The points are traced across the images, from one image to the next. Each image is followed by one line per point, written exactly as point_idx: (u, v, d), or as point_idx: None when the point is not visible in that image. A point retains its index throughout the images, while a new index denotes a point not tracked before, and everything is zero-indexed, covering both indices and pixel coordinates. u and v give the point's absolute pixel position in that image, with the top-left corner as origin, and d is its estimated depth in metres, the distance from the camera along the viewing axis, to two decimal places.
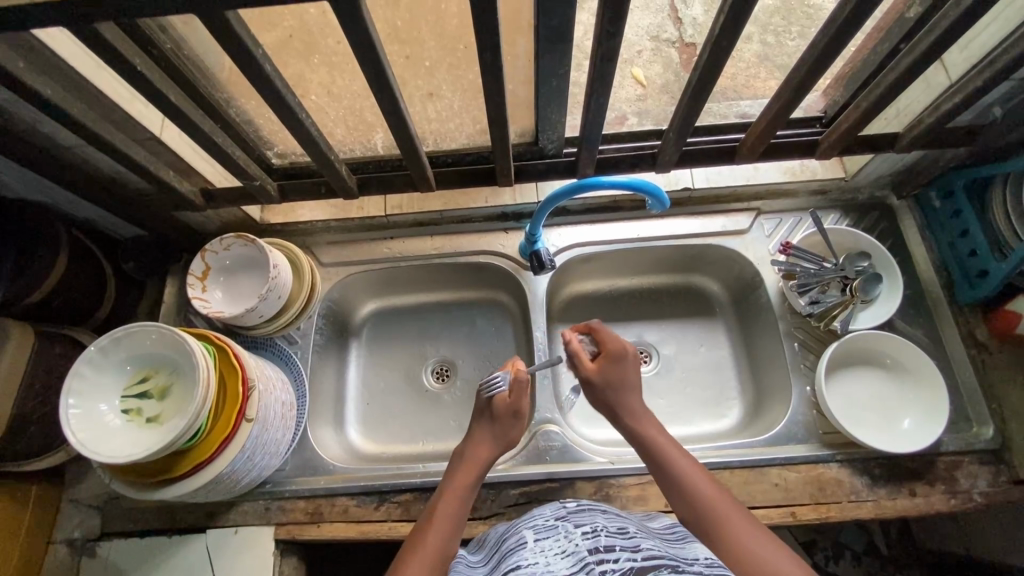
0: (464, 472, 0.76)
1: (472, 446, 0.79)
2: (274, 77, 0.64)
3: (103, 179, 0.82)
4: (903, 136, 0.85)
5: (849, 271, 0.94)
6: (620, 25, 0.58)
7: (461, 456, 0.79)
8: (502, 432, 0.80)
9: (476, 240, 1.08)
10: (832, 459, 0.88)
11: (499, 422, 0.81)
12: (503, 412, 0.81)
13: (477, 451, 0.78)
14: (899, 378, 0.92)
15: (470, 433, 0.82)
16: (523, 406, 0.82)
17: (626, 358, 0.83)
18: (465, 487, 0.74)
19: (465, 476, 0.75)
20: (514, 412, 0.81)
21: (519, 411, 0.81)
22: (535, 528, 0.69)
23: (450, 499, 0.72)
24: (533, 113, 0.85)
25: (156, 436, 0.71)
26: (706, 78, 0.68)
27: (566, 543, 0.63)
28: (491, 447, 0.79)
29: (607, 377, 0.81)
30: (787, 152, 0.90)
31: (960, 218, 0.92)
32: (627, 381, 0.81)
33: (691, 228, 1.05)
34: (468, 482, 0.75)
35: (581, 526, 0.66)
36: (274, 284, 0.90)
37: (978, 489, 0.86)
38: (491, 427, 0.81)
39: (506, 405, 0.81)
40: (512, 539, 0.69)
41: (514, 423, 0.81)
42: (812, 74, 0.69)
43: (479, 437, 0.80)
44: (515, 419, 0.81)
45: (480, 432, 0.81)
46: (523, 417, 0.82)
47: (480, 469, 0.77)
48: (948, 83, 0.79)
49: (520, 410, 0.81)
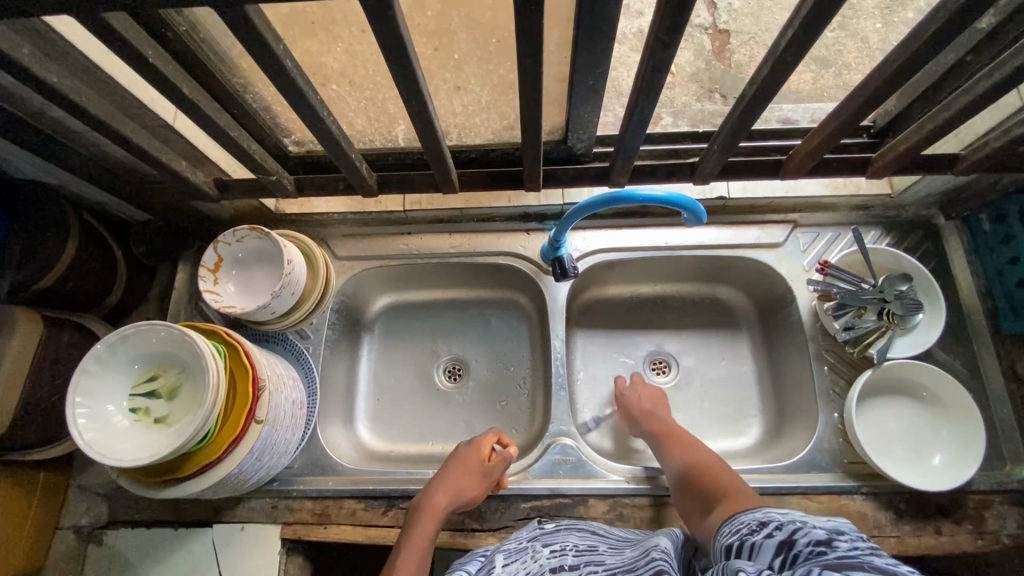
0: (423, 526, 0.75)
1: (433, 494, 0.80)
2: (295, 74, 0.60)
3: (113, 166, 0.79)
4: (964, 158, 0.78)
5: (888, 294, 0.88)
6: (676, 35, 0.53)
7: (419, 509, 0.79)
8: (465, 487, 0.81)
9: (496, 240, 1.04)
10: (856, 491, 0.85)
11: (464, 474, 0.82)
12: (472, 468, 0.82)
13: (434, 501, 0.79)
14: (933, 412, 0.88)
15: (430, 487, 0.82)
16: (491, 471, 0.83)
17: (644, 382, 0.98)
18: (425, 536, 0.74)
19: (422, 525, 0.75)
20: (485, 471, 0.83)
21: (489, 470, 0.83)
22: (507, 552, 0.69)
23: (409, 555, 0.71)
24: (565, 112, 0.80)
25: (165, 439, 0.69)
26: (762, 94, 0.63)
27: (531, 563, 0.64)
28: (451, 497, 0.79)
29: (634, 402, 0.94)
30: (835, 168, 0.84)
31: (1012, 243, 0.87)
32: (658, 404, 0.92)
33: (722, 238, 1.00)
34: (425, 530, 0.75)
35: (550, 547, 0.67)
36: (287, 282, 0.86)
37: (1007, 531, 0.83)
38: (449, 477, 0.82)
39: (476, 462, 0.83)
40: (481, 561, 0.68)
41: (479, 482, 0.82)
42: (879, 94, 0.63)
43: (436, 488, 0.81)
44: (479, 479, 0.82)
45: (439, 482, 0.82)
46: (492, 477, 0.83)
47: (437, 515, 0.77)
48: (1018, 104, 0.73)
49: (489, 472, 0.83)
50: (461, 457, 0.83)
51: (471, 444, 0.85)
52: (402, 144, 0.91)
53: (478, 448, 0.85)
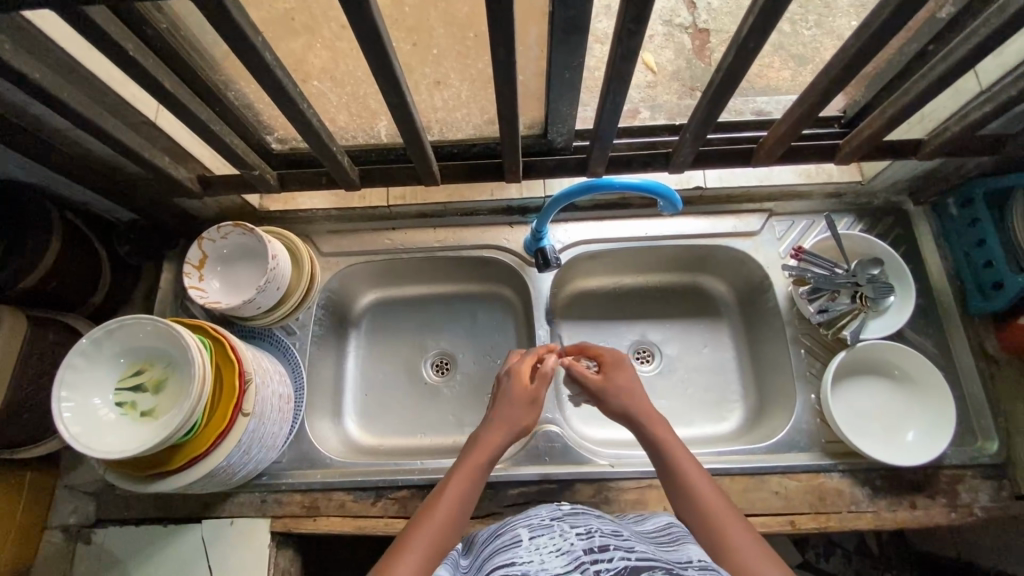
0: (473, 459, 0.69)
1: (489, 429, 0.73)
2: (274, 67, 0.61)
3: (96, 164, 0.79)
4: (928, 142, 0.81)
5: (860, 278, 0.91)
6: (641, 24, 0.55)
7: (473, 438, 0.73)
8: (520, 417, 0.75)
9: (480, 234, 1.05)
10: (833, 468, 0.88)
11: (521, 405, 0.76)
12: (528, 397, 0.77)
13: (491, 436, 0.72)
14: (905, 389, 0.91)
15: (484, 420, 0.76)
16: (540, 396, 0.78)
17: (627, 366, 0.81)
18: (476, 472, 0.68)
19: (477, 458, 0.69)
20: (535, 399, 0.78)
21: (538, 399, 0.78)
22: (531, 527, 0.67)
23: (459, 480, 0.66)
24: (543, 105, 0.82)
25: (150, 431, 0.69)
26: (729, 80, 0.66)
27: (561, 542, 0.62)
28: (506, 431, 0.73)
29: (612, 384, 0.79)
30: (805, 155, 0.86)
31: (978, 227, 0.90)
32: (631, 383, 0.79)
33: (700, 228, 1.02)
34: (479, 465, 0.68)
35: (576, 527, 0.65)
36: (273, 276, 0.87)
37: (979, 503, 0.85)
38: (508, 411, 0.75)
39: (531, 390, 0.77)
40: (504, 536, 0.68)
41: (531, 411, 0.77)
42: (840, 79, 0.66)
43: (494, 422, 0.74)
44: (531, 407, 0.77)
45: (496, 417, 0.75)
46: (539, 405, 0.78)
47: (494, 452, 0.71)
48: (977, 90, 0.77)
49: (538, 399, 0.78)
50: (518, 389, 0.77)
51: (514, 371, 0.80)
52: (385, 140, 0.92)
53: (524, 376, 0.79)
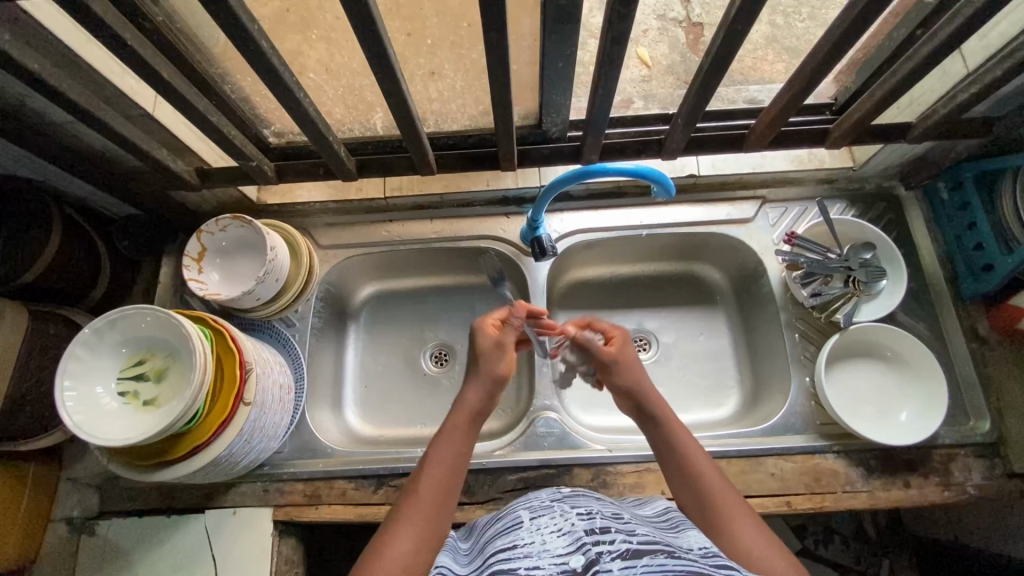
0: (452, 422, 0.71)
1: (465, 392, 0.75)
2: (271, 55, 0.62)
3: (94, 157, 0.80)
4: (917, 126, 0.83)
5: (853, 262, 0.92)
6: (631, 7, 0.56)
7: (455, 403, 0.74)
8: (491, 368, 0.76)
9: (477, 224, 1.06)
10: (828, 450, 0.89)
11: (491, 357, 0.77)
12: (495, 350, 0.78)
13: (468, 398, 0.74)
14: (898, 371, 0.92)
15: (463, 380, 0.77)
16: (507, 341, 0.80)
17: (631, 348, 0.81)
18: (458, 433, 0.70)
19: (458, 419, 0.71)
20: (499, 346, 0.79)
21: (504, 344, 0.79)
22: (531, 508, 0.61)
23: (443, 445, 0.68)
24: (537, 95, 0.83)
25: (153, 420, 0.70)
26: (718, 64, 0.67)
27: (561, 520, 0.56)
28: (480, 389, 0.74)
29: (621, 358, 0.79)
30: (797, 140, 0.88)
31: (968, 210, 0.91)
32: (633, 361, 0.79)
33: (694, 216, 1.03)
34: (460, 425, 0.70)
35: (576, 506, 0.59)
36: (272, 267, 0.88)
37: (972, 482, 0.87)
38: (483, 368, 0.76)
39: (494, 343, 0.78)
40: (505, 520, 0.62)
41: (502, 359, 0.78)
42: (828, 61, 0.67)
43: (471, 383, 0.75)
44: (499, 353, 0.78)
45: (474, 378, 0.76)
46: (507, 348, 0.79)
47: (475, 410, 0.72)
48: (963, 73, 0.78)
49: (504, 343, 0.79)
50: (485, 342, 0.78)
51: (481, 325, 0.81)
52: (382, 132, 0.92)
53: (489, 329, 0.80)
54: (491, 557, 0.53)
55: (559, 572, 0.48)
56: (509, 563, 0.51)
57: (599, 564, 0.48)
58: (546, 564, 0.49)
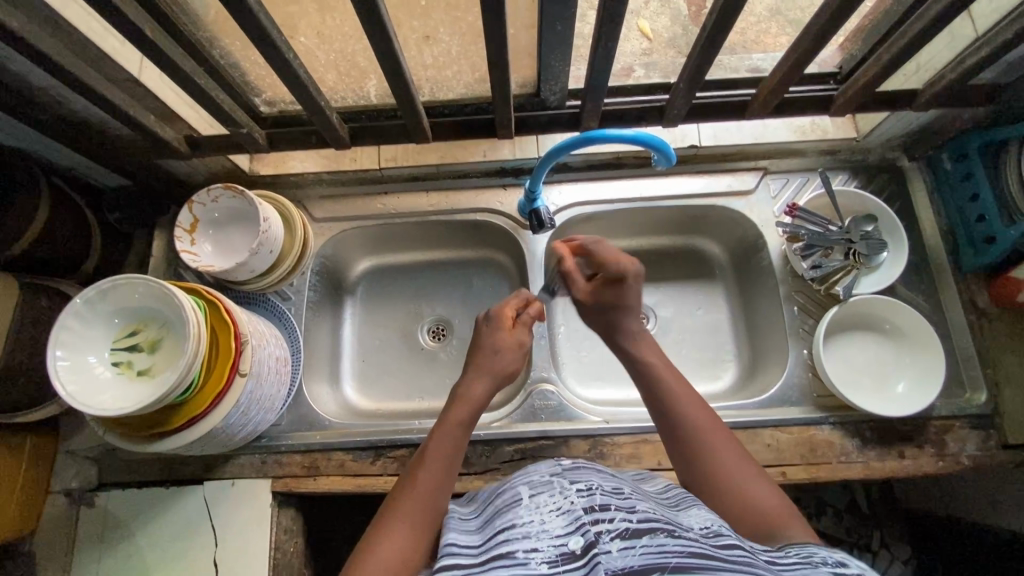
0: (454, 413, 0.70)
1: (470, 383, 0.73)
2: (259, 12, 0.60)
3: (82, 124, 0.78)
4: (922, 93, 0.81)
5: (854, 235, 0.91)
6: None
7: (454, 395, 0.72)
8: (502, 362, 0.76)
9: (473, 197, 1.05)
10: (825, 421, 0.89)
11: (500, 354, 0.77)
12: (508, 343, 0.78)
13: (472, 389, 0.72)
14: (896, 344, 0.92)
15: (464, 373, 0.76)
16: (523, 340, 0.79)
17: (628, 280, 0.76)
18: (461, 426, 0.68)
19: (458, 414, 0.69)
20: (518, 344, 0.78)
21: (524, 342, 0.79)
22: (530, 484, 0.58)
23: (440, 439, 0.66)
24: (535, 61, 0.80)
25: (149, 389, 0.70)
26: (722, 23, 0.65)
27: (560, 498, 0.53)
28: (486, 384, 0.74)
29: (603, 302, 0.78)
30: (800, 108, 0.86)
31: (972, 181, 0.89)
32: (627, 300, 0.77)
33: (695, 188, 1.02)
34: (463, 420, 0.69)
35: (576, 482, 0.55)
36: (265, 239, 0.86)
37: (967, 453, 0.87)
38: (489, 362, 0.76)
39: (510, 338, 0.78)
40: (505, 496, 0.59)
41: (517, 356, 0.78)
42: (835, 21, 0.65)
43: (474, 376, 0.74)
44: (516, 352, 0.78)
45: (474, 371, 0.75)
46: (525, 347, 0.79)
47: (477, 406, 0.71)
48: (972, 37, 0.76)
49: (521, 340, 0.79)
50: (498, 339, 0.77)
51: (497, 315, 0.80)
52: (375, 100, 0.90)
53: (503, 319, 0.80)
54: (494, 539, 0.50)
55: (557, 555, 0.46)
56: (510, 545, 0.48)
57: (597, 546, 0.46)
58: (545, 547, 0.47)
